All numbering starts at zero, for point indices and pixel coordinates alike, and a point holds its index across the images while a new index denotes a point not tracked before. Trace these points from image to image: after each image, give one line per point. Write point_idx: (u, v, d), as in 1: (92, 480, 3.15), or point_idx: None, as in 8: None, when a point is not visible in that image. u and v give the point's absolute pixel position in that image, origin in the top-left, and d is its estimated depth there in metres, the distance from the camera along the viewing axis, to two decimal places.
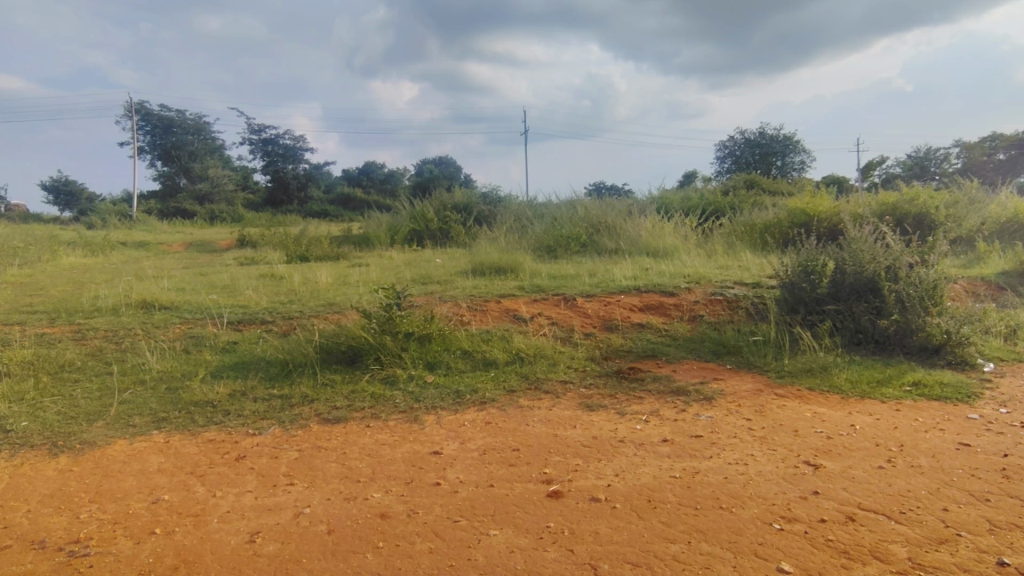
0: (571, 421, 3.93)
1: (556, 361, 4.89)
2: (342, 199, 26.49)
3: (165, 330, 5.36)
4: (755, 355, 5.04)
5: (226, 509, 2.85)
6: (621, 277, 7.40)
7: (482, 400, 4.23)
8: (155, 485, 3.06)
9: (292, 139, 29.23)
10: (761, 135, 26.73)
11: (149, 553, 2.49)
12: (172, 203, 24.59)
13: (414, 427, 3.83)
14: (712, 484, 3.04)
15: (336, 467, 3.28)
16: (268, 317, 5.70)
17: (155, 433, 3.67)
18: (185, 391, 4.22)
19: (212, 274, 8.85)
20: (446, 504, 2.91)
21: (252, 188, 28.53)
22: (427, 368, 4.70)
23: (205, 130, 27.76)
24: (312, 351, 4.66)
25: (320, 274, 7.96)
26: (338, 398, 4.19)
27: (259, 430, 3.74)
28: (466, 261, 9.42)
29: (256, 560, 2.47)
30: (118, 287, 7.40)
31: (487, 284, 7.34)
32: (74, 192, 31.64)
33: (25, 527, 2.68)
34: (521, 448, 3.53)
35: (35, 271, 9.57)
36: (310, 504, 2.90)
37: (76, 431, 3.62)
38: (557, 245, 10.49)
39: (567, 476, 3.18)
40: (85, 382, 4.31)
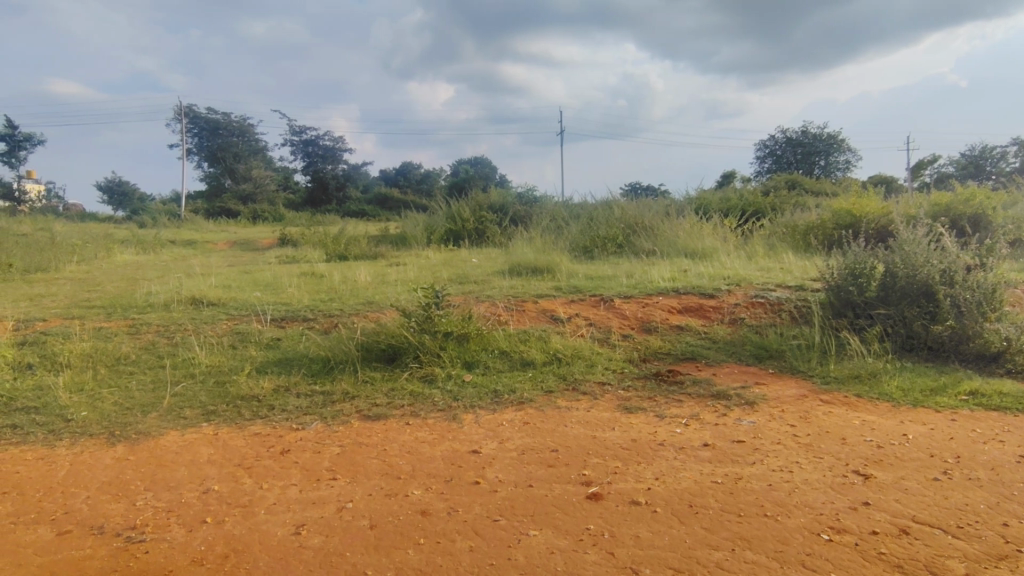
0: (609, 422, 3.90)
1: (593, 362, 4.87)
2: (379, 200, 26.94)
3: (213, 325, 5.54)
4: (799, 360, 4.91)
5: (273, 501, 2.93)
6: (658, 278, 7.33)
7: (520, 400, 4.24)
8: (205, 475, 3.16)
9: (332, 140, 29.84)
10: (804, 134, 26.08)
11: (201, 541, 2.57)
12: (217, 203, 25.36)
13: (453, 425, 3.86)
14: (756, 491, 2.97)
15: (377, 463, 3.33)
16: (311, 315, 5.83)
17: (204, 425, 3.80)
18: (232, 385, 4.35)
19: (258, 272, 9.11)
20: (486, 503, 2.92)
21: (293, 188, 29.27)
22: (465, 367, 4.73)
23: (248, 130, 28.37)
24: (353, 348, 4.74)
25: (359, 273, 8.11)
26: (378, 395, 4.26)
27: (303, 425, 3.83)
28: (503, 261, 9.46)
29: (302, 551, 2.52)
30: (168, 284, 7.68)
31: (524, 284, 7.35)
32: (127, 192, 33.09)
33: (85, 512, 2.81)
34: (560, 449, 3.52)
35: (92, 268, 10.03)
36: (352, 499, 2.95)
37: (132, 422, 3.78)
38: (593, 246, 10.47)
39: (607, 478, 3.16)
40: (139, 375, 4.48)
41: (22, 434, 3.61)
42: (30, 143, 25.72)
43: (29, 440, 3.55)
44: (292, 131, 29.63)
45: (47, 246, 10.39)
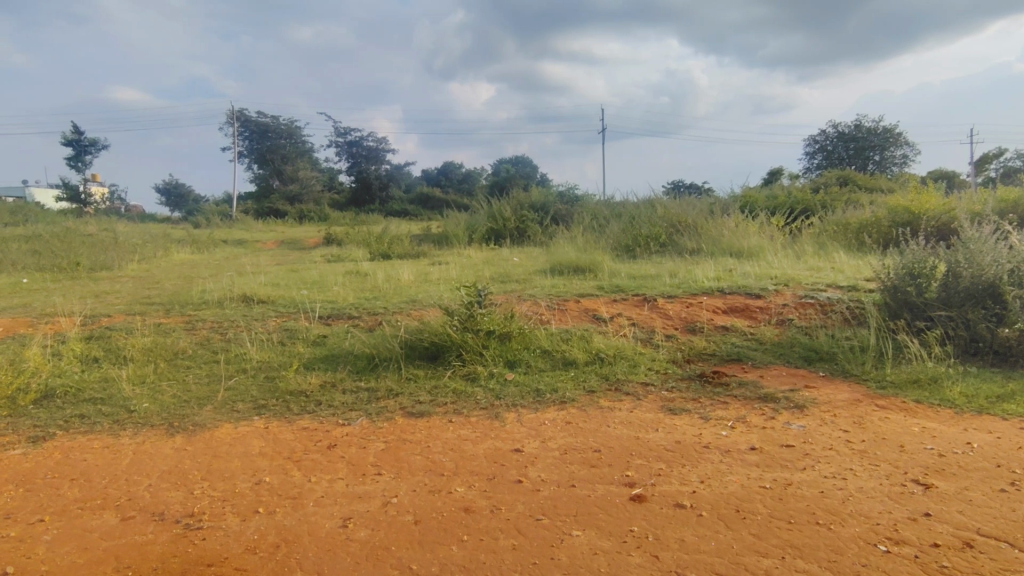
0: (652, 424, 3.85)
1: (636, 363, 4.81)
2: (421, 199, 27.31)
3: (263, 322, 5.72)
4: (853, 363, 4.73)
5: (321, 494, 3.00)
6: (703, 278, 7.18)
7: (562, 400, 4.22)
8: (257, 467, 3.27)
9: (376, 140, 30.40)
10: (857, 129, 25.12)
11: (253, 531, 2.66)
12: (266, 203, 26.17)
13: (495, 424, 3.88)
14: (808, 498, 2.88)
15: (421, 460, 3.38)
16: (356, 312, 5.95)
17: (255, 419, 3.93)
18: (281, 380, 4.48)
19: (305, 270, 9.35)
20: (528, 502, 2.92)
21: (338, 189, 29.96)
22: (507, 366, 4.74)
23: (296, 132, 29.17)
24: (397, 346, 4.81)
25: (402, 271, 8.23)
26: (422, 392, 4.32)
27: (348, 421, 3.91)
28: (544, 260, 9.45)
29: (349, 544, 2.58)
30: (221, 282, 7.96)
31: (565, 283, 7.33)
32: (183, 194, 34.53)
33: (147, 499, 2.94)
34: (602, 449, 3.49)
35: (152, 266, 10.50)
36: (397, 494, 3.00)
37: (189, 414, 3.94)
38: (635, 245, 10.34)
39: (650, 480, 3.12)
40: (195, 369, 4.67)
41: (90, 424, 3.81)
42: (96, 148, 27.13)
43: (95, 429, 3.74)
44: (338, 133, 30.32)
45: (110, 246, 10.94)
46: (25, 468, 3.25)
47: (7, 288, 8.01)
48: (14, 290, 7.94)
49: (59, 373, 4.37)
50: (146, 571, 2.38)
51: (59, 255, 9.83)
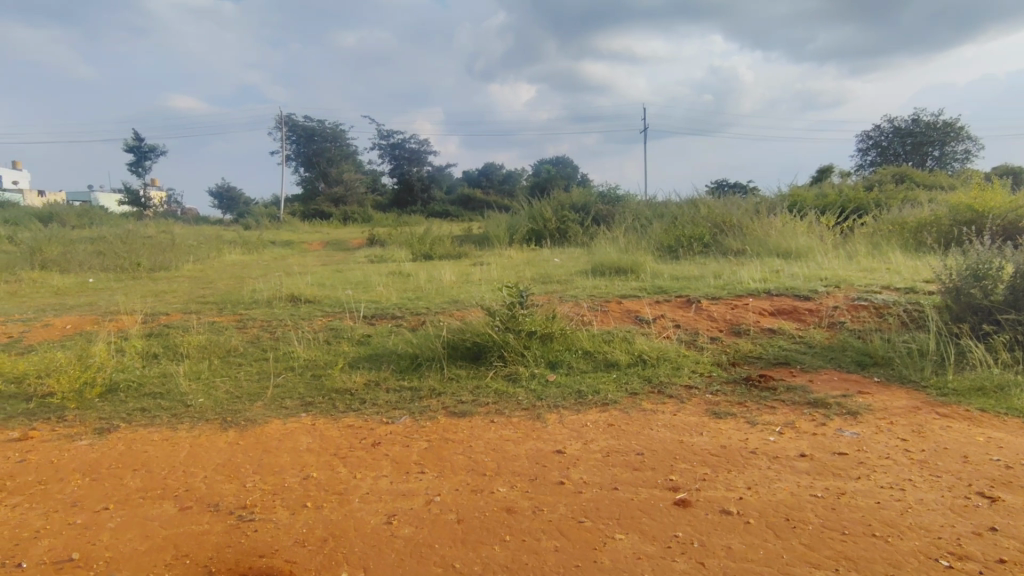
0: (697, 427, 3.78)
1: (680, 365, 4.73)
2: (462, 200, 27.56)
3: (310, 321, 5.87)
4: (910, 369, 4.53)
5: (366, 490, 3.06)
6: (749, 279, 7.02)
7: (604, 402, 4.19)
8: (305, 463, 3.36)
9: (418, 142, 30.82)
10: (915, 123, 24.03)
11: (302, 525, 2.73)
12: (312, 205, 26.86)
13: (537, 424, 3.88)
14: (863, 508, 2.77)
15: (463, 459, 3.40)
16: (399, 312, 6.04)
17: (303, 416, 4.03)
18: (327, 378, 4.59)
19: (349, 271, 9.55)
20: (571, 504, 2.91)
21: (382, 191, 30.50)
22: (549, 367, 4.73)
23: (341, 136, 29.84)
24: (439, 345, 4.86)
25: (444, 272, 8.32)
26: (464, 392, 4.35)
27: (392, 419, 3.98)
28: (585, 261, 9.39)
29: (394, 540, 2.62)
30: (270, 282, 8.21)
31: (606, 284, 7.27)
32: (234, 197, 35.75)
33: (202, 491, 3.06)
34: (645, 452, 3.45)
35: (205, 267, 10.91)
36: (440, 493, 3.03)
37: (241, 409, 4.09)
38: (678, 245, 10.16)
39: (695, 485, 3.06)
40: (246, 366, 4.83)
41: (150, 417, 3.99)
42: (154, 154, 28.38)
43: (155, 423, 3.91)
44: (381, 135, 30.88)
45: (167, 247, 11.42)
46: (91, 458, 3.43)
47: (74, 287, 8.47)
48: (80, 289, 8.38)
49: (122, 368, 4.59)
50: (202, 559, 2.48)
51: (121, 256, 10.33)
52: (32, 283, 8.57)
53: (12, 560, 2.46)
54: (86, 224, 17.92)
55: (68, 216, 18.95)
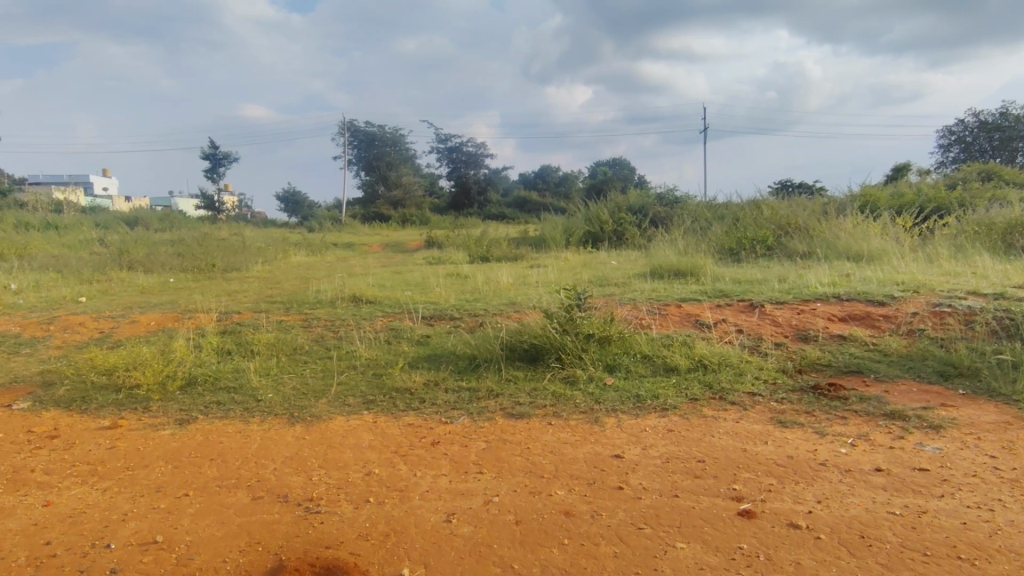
0: (761, 436, 3.65)
1: (743, 371, 4.58)
2: (519, 203, 27.71)
3: (372, 321, 6.04)
4: (999, 381, 4.21)
5: (426, 488, 3.12)
6: (817, 282, 6.73)
7: (663, 407, 4.11)
8: (368, 459, 3.46)
9: (475, 146, 31.19)
10: (1003, 117, 22.39)
11: (366, 519, 2.82)
12: (372, 208, 27.62)
13: (594, 428, 3.84)
14: (946, 528, 2.60)
15: (521, 461, 3.41)
16: (457, 314, 6.13)
17: (365, 413, 4.16)
18: (388, 377, 4.71)
19: (407, 272, 9.76)
20: (630, 510, 2.87)
21: (439, 194, 31.04)
22: (606, 370, 4.69)
23: (400, 140, 30.60)
24: (497, 347, 4.90)
25: (501, 274, 8.39)
26: (521, 394, 4.37)
27: (451, 419, 4.04)
28: (643, 263, 9.25)
29: (454, 539, 2.66)
30: (334, 282, 8.50)
31: (666, 287, 7.14)
32: (299, 201, 37.22)
33: (272, 482, 3.20)
34: (707, 460, 3.35)
35: (273, 268, 11.41)
36: (499, 493, 3.06)
37: (307, 405, 4.25)
38: (740, 248, 9.86)
39: (760, 495, 2.95)
40: (312, 364, 5.02)
41: (224, 410, 4.20)
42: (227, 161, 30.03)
43: (229, 415, 4.12)
44: (439, 139, 31.42)
45: (239, 249, 12.02)
46: (172, 447, 3.64)
47: (156, 286, 9.04)
48: (162, 287, 8.94)
49: (199, 363, 4.86)
50: (272, 547, 2.59)
51: (198, 257, 10.94)
52: (119, 282, 9.21)
53: (102, 540, 2.64)
54: (166, 228, 19.06)
55: (150, 219, 20.21)
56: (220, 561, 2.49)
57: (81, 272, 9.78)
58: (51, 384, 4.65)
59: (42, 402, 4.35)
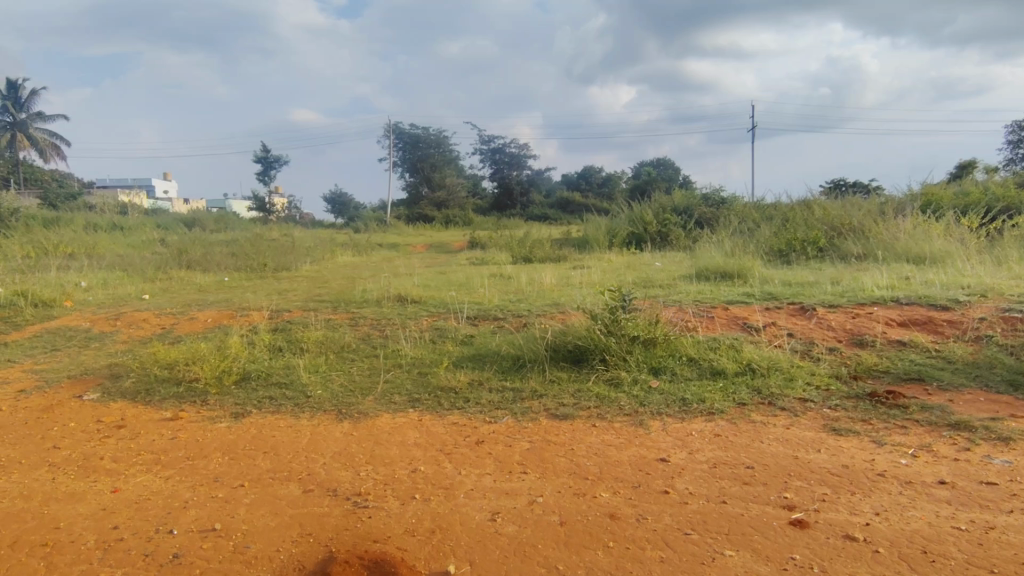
0: (814, 444, 3.53)
1: (793, 376, 4.45)
2: (561, 203, 27.66)
3: (417, 321, 6.14)
4: None
5: (471, 487, 3.15)
6: (874, 285, 6.47)
7: (710, 411, 4.02)
8: (413, 457, 3.51)
9: (518, 147, 31.29)
10: None
11: (412, 514, 2.87)
12: (416, 209, 28.04)
13: (639, 431, 3.80)
14: (1016, 546, 2.46)
15: (565, 462, 3.40)
16: (500, 314, 6.16)
17: (411, 411, 4.22)
18: (433, 376, 4.78)
19: (451, 272, 9.86)
20: (676, 514, 2.82)
21: (482, 195, 31.28)
22: (651, 372, 4.63)
23: (444, 142, 30.98)
24: (540, 348, 4.90)
25: (544, 275, 8.39)
26: (565, 395, 4.36)
27: (495, 418, 4.06)
28: (689, 264, 9.08)
29: (498, 538, 2.68)
30: (380, 282, 8.67)
31: (713, 289, 6.99)
32: (345, 202, 38.15)
33: (322, 475, 3.29)
34: (757, 466, 3.27)
35: (322, 268, 11.72)
36: (543, 494, 3.06)
37: (354, 402, 4.35)
38: (791, 249, 9.57)
39: (813, 505, 2.86)
40: (359, 362, 5.14)
41: (276, 405, 4.35)
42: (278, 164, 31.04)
43: (280, 410, 4.26)
44: (481, 141, 31.66)
45: (289, 249, 12.40)
46: (228, 439, 3.79)
47: (213, 284, 9.42)
48: (217, 286, 9.31)
49: (253, 358, 5.04)
50: (323, 539, 2.66)
51: (251, 257, 11.34)
52: (178, 280, 9.64)
53: (166, 526, 2.77)
54: (220, 228, 19.84)
55: (207, 220, 21.08)
56: (274, 550, 2.58)
57: (143, 271, 10.26)
58: (118, 376, 4.91)
59: (110, 393, 4.60)
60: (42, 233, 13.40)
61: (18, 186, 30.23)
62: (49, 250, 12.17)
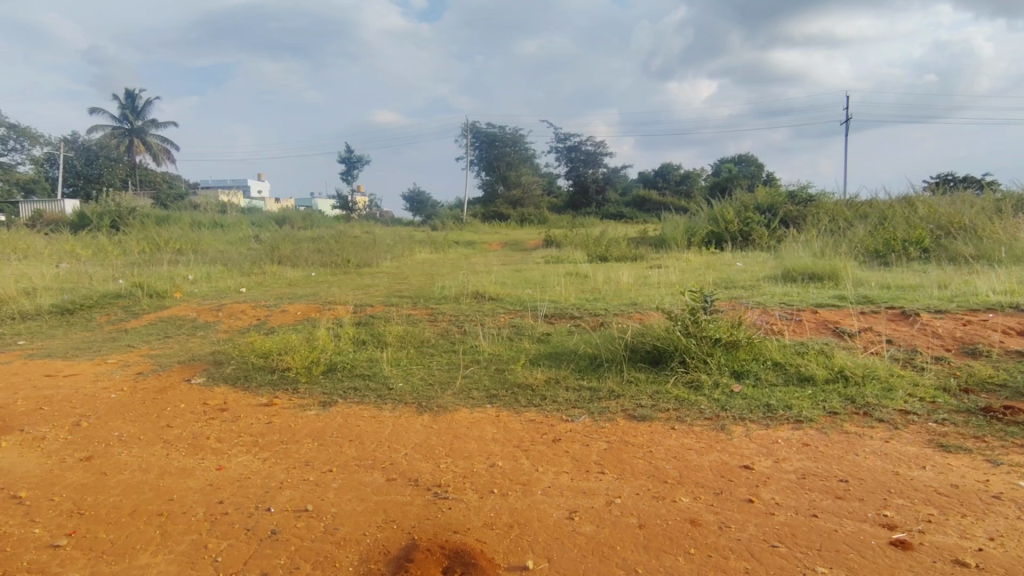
0: (917, 460, 3.28)
1: (893, 387, 4.15)
2: (637, 202, 27.18)
3: (495, 318, 6.22)
4: None
5: (548, 484, 3.16)
6: (986, 290, 5.93)
7: (799, 419, 3.82)
8: (491, 451, 3.57)
9: (594, 145, 31.02)
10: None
11: (491, 508, 2.91)
12: (492, 207, 28.39)
13: (721, 436, 3.67)
14: None
15: (644, 464, 3.35)
16: (577, 313, 6.14)
17: (488, 406, 4.29)
18: (510, 372, 4.83)
19: (527, 270, 9.91)
20: (762, 525, 2.71)
21: (557, 193, 31.26)
22: (734, 376, 4.46)
23: (520, 140, 31.19)
24: (618, 348, 4.84)
25: (621, 274, 8.28)
26: (643, 396, 4.28)
27: (571, 417, 4.05)
28: (775, 265, 8.68)
29: (576, 536, 2.67)
30: (457, 279, 8.86)
31: (801, 291, 6.65)
32: (423, 201, 39.27)
33: (404, 465, 3.41)
34: (852, 480, 3.08)
35: (402, 264, 12.12)
36: (621, 495, 3.02)
37: (434, 396, 4.48)
38: (889, 250, 8.93)
39: (917, 525, 2.66)
40: (438, 356, 5.28)
41: (360, 396, 4.54)
42: (361, 164, 32.37)
43: (364, 401, 4.45)
44: (557, 139, 31.58)
45: (371, 246, 12.91)
46: (317, 426, 4.00)
47: (302, 279, 9.95)
48: (306, 281, 9.82)
49: (338, 350, 5.28)
50: (406, 526, 2.75)
51: (336, 254, 11.90)
52: (272, 275, 10.26)
53: (264, 504, 2.97)
54: (308, 226, 20.93)
55: (296, 218, 22.30)
56: (360, 534, 2.70)
57: (241, 266, 11.00)
58: (220, 363, 5.29)
59: (213, 378, 4.97)
60: (155, 230, 14.62)
61: (134, 187, 33.19)
62: (161, 246, 13.29)
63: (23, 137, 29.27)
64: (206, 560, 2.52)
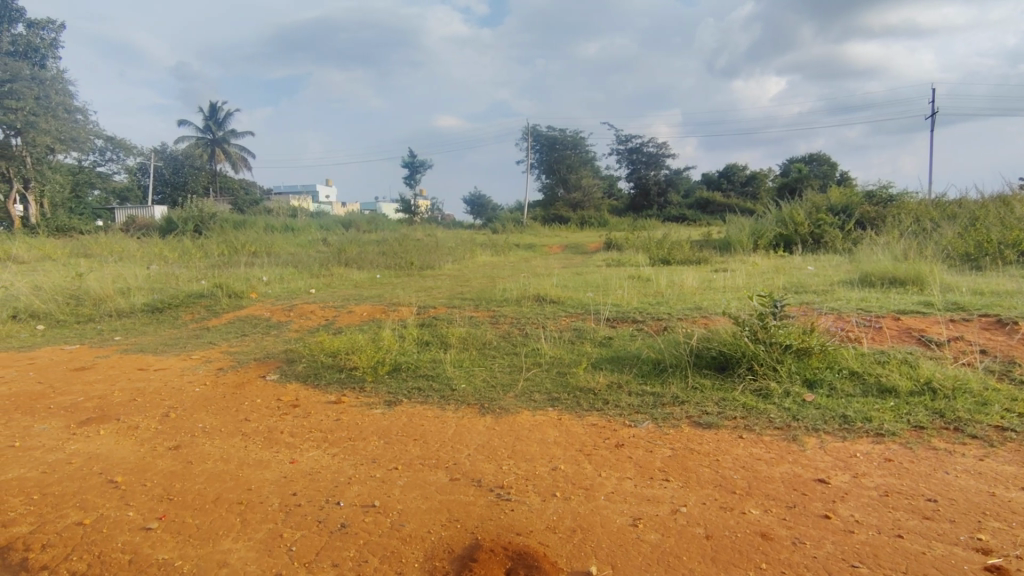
0: (1016, 480, 3.02)
1: (987, 401, 3.84)
2: (701, 203, 26.46)
3: (556, 321, 6.21)
4: None
5: (611, 490, 3.12)
6: None
7: (880, 433, 3.61)
8: (553, 454, 3.56)
9: (657, 146, 30.44)
10: None
11: (553, 512, 2.90)
12: (552, 210, 28.35)
13: (793, 447, 3.51)
14: None
15: (711, 473, 3.25)
16: (640, 316, 6.03)
17: (549, 410, 4.28)
18: (571, 376, 4.81)
19: (588, 273, 9.85)
20: (840, 543, 2.57)
21: (618, 195, 30.86)
22: (807, 385, 4.26)
23: (580, 142, 31.01)
24: (683, 353, 4.72)
25: (685, 277, 8.09)
26: (709, 403, 4.16)
27: (634, 422, 3.99)
28: (851, 269, 8.23)
29: (641, 544, 2.62)
30: (518, 282, 8.90)
31: (880, 296, 6.28)
32: (484, 205, 39.70)
33: (467, 466, 3.45)
34: (941, 500, 2.87)
35: (462, 266, 12.30)
36: (687, 504, 2.94)
37: (495, 397, 4.52)
38: (980, 253, 8.30)
39: (1016, 551, 2.45)
40: (500, 358, 5.32)
41: (424, 396, 4.63)
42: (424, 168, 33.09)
43: (427, 401, 4.53)
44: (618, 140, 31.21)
45: (434, 249, 13.16)
46: (383, 424, 4.11)
47: (368, 281, 10.27)
48: (371, 282, 10.14)
49: (403, 351, 5.40)
50: (469, 526, 2.78)
51: (400, 257, 12.22)
52: (339, 276, 10.64)
53: (334, 498, 3.07)
54: (373, 229, 21.58)
55: (362, 222, 23.02)
56: (425, 531, 2.75)
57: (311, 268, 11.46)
58: (293, 361, 5.53)
59: (287, 375, 5.20)
60: (234, 234, 15.45)
61: (215, 193, 35.21)
62: (238, 248, 14.05)
63: (118, 147, 31.62)
64: (281, 549, 2.64)
